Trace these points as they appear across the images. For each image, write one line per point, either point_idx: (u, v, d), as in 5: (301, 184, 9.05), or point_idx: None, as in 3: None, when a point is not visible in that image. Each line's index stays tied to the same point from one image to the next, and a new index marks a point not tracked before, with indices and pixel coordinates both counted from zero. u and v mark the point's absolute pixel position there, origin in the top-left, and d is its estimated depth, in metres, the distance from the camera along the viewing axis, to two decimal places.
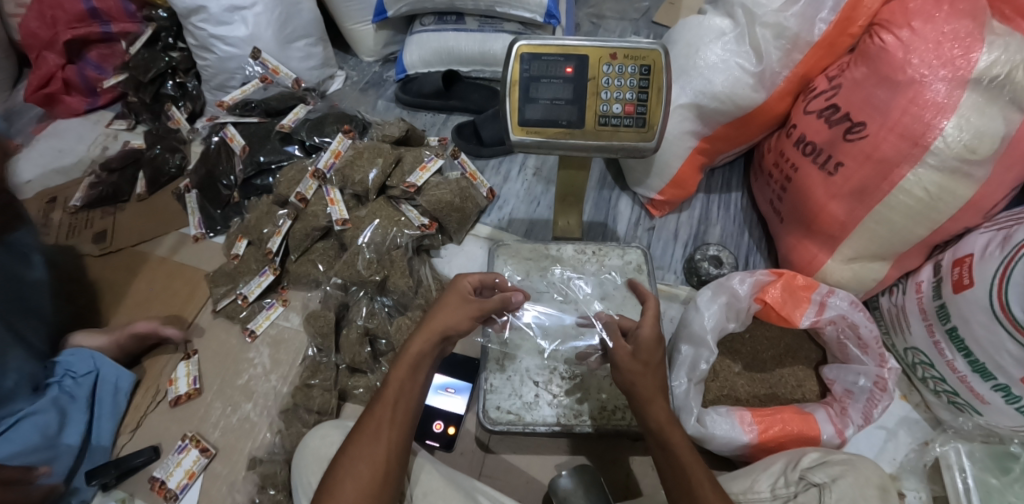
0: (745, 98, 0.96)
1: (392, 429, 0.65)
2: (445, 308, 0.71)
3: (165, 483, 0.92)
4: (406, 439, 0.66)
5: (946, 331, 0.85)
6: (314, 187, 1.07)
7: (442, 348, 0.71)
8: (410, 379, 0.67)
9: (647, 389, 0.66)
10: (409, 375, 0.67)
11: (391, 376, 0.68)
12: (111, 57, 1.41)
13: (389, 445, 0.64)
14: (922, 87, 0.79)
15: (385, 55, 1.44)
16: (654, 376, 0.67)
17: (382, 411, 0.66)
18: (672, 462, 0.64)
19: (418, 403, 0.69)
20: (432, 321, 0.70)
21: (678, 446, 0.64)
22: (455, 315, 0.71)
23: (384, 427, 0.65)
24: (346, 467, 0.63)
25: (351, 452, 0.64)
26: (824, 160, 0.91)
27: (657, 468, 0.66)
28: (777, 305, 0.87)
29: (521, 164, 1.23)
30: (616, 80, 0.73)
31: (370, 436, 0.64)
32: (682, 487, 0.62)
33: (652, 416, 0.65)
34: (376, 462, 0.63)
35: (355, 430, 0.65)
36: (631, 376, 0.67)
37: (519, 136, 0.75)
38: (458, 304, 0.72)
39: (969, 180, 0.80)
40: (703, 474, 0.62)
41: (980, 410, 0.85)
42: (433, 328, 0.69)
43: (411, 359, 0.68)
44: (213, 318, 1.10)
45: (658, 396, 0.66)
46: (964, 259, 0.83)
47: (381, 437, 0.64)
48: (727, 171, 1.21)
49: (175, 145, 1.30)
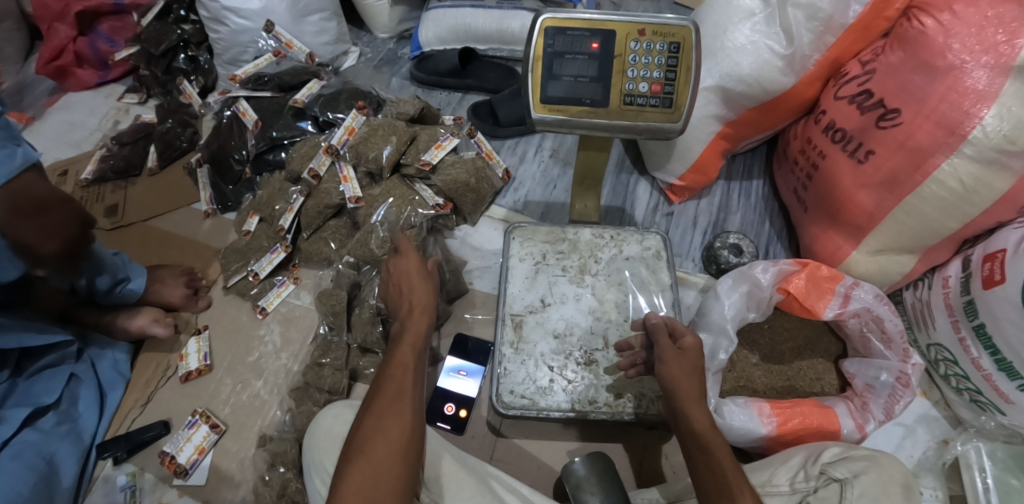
0: (773, 82, 0.93)
1: (411, 390, 0.68)
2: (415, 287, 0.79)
3: (175, 458, 0.92)
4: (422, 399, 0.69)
5: (973, 328, 0.83)
6: (327, 162, 1.06)
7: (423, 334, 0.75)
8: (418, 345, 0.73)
9: (686, 396, 0.66)
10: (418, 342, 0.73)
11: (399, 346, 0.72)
12: (122, 29, 1.39)
13: (412, 404, 0.67)
14: (962, 74, 0.75)
15: (400, 31, 1.41)
16: (694, 383, 0.67)
17: (401, 374, 0.69)
18: (709, 467, 0.62)
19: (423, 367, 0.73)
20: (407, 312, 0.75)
21: (718, 449, 0.62)
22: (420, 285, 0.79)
23: (405, 388, 0.68)
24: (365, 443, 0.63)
25: (377, 414, 0.65)
26: (855, 147, 0.88)
27: (690, 467, 0.64)
28: (800, 296, 0.85)
29: (538, 145, 1.21)
30: (645, 57, 0.71)
31: (393, 398, 0.66)
32: (720, 492, 0.59)
33: (692, 422, 0.64)
34: (394, 432, 0.63)
35: (376, 396, 0.67)
36: (673, 377, 0.67)
37: (542, 113, 0.72)
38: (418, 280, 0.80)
39: (1007, 172, 0.76)
40: (741, 480, 0.60)
41: (1003, 409, 0.83)
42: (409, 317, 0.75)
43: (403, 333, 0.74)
44: (224, 294, 1.09)
45: (697, 403, 0.65)
46: (996, 255, 0.80)
47: (403, 399, 0.67)
48: (748, 158, 1.18)
49: (188, 119, 1.29)
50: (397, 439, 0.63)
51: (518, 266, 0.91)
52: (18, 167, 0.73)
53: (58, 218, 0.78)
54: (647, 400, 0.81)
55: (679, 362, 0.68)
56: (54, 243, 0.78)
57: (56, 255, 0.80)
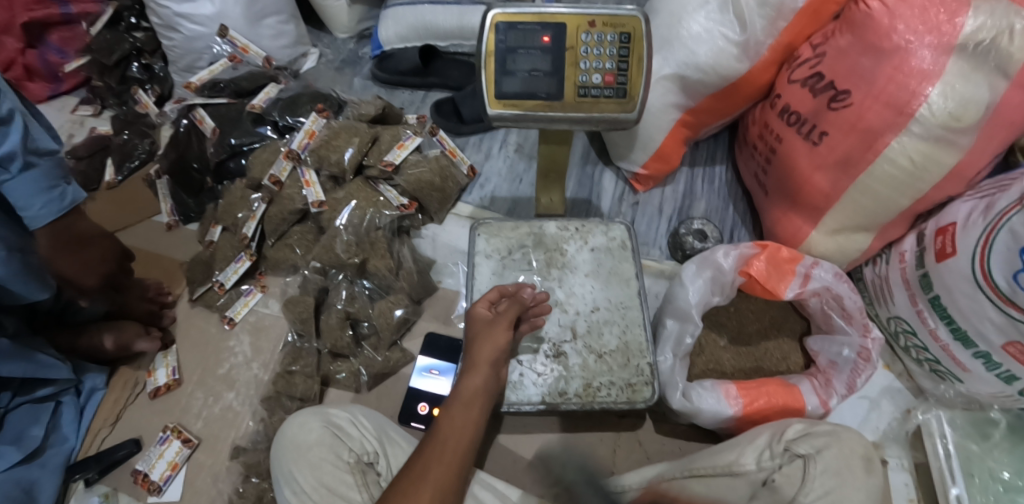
0: (729, 68, 0.94)
1: (440, 466, 0.67)
2: (484, 339, 0.76)
3: (148, 476, 0.90)
4: (454, 477, 0.68)
5: (929, 300, 0.85)
6: (288, 168, 1.04)
7: (497, 375, 0.76)
8: (466, 415, 0.72)
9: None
10: (464, 412, 0.72)
11: (446, 416, 0.72)
12: (73, 39, 1.35)
13: (436, 482, 0.66)
14: (908, 54, 0.77)
15: (360, 31, 1.39)
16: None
17: (433, 449, 0.69)
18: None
19: (472, 442, 0.72)
20: (480, 355, 0.75)
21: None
22: (494, 339, 0.76)
23: (433, 464, 0.67)
24: (408, 486, 0.65)
25: (401, 488, 0.65)
26: (809, 130, 0.90)
27: None
28: (761, 278, 0.87)
29: (502, 140, 1.20)
30: (596, 49, 0.71)
31: (418, 474, 0.66)
32: None
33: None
34: (439, 481, 0.66)
35: (405, 469, 0.67)
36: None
37: (497, 109, 0.72)
38: (490, 332, 0.77)
39: (954, 148, 0.79)
40: None
41: (961, 378, 0.86)
42: (482, 360, 0.75)
43: (456, 393, 0.74)
44: (191, 306, 1.08)
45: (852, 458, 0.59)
46: (947, 229, 0.83)
47: (428, 475, 0.66)
48: (712, 144, 1.19)
49: (144, 130, 1.25)
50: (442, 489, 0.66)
51: (484, 264, 0.90)
52: (66, 206, 0.80)
53: (96, 255, 0.87)
54: (616, 388, 0.80)
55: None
56: (95, 277, 0.89)
57: (94, 287, 0.91)
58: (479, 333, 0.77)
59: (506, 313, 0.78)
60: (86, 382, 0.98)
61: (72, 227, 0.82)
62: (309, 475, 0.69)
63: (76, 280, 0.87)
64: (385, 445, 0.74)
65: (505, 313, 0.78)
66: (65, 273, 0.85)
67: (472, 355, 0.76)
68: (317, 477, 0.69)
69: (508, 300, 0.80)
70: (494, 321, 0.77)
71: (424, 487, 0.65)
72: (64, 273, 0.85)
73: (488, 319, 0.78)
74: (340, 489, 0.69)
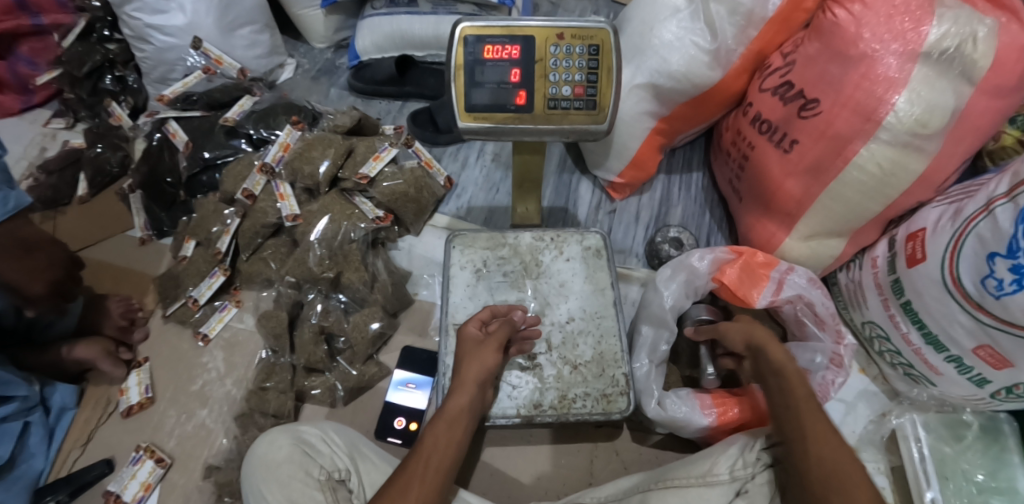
0: (701, 77, 0.95)
1: (422, 486, 0.66)
2: (472, 358, 0.76)
3: (121, 496, 0.89)
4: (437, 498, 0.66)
5: (901, 305, 0.86)
6: (261, 183, 1.03)
7: (482, 396, 0.76)
8: (449, 434, 0.71)
9: (768, 347, 0.77)
10: (448, 430, 0.71)
11: (429, 434, 0.71)
12: (44, 50, 1.31)
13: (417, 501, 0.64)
14: (874, 62, 0.78)
15: (337, 41, 1.39)
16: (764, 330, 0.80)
17: (416, 467, 0.67)
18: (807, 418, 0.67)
19: (454, 462, 0.71)
20: (466, 374, 0.75)
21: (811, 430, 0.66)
22: (483, 359, 0.76)
23: (416, 483, 0.66)
24: None
25: None
26: (780, 138, 0.91)
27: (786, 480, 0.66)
28: (733, 285, 0.88)
29: (479, 150, 1.20)
30: (565, 61, 0.71)
31: (400, 491, 0.64)
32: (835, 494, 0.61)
33: (774, 361, 0.75)
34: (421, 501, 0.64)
35: (387, 486, 0.65)
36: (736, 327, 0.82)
37: (467, 122, 0.72)
38: (479, 351, 0.77)
39: (921, 154, 0.80)
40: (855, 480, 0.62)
41: (934, 382, 0.87)
42: (468, 379, 0.74)
43: (443, 410, 0.73)
44: (164, 323, 1.06)
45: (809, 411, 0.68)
46: (917, 234, 0.84)
47: (409, 493, 0.64)
48: (687, 151, 1.20)
49: (118, 143, 1.22)
50: None
51: (459, 275, 0.90)
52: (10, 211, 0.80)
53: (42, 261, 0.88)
54: (591, 399, 0.80)
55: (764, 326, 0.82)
56: (42, 285, 0.88)
57: (43, 296, 0.90)
58: (467, 353, 0.77)
59: (497, 334, 0.78)
60: (58, 401, 0.96)
61: (16, 233, 0.82)
62: (279, 493, 0.68)
63: (23, 288, 0.87)
64: (357, 460, 0.74)
65: (495, 334, 0.78)
66: (14, 282, 0.85)
67: (459, 373, 0.75)
68: (286, 495, 0.68)
69: (499, 321, 0.80)
70: (483, 342, 0.77)
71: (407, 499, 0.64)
72: (10, 281, 0.84)
73: (478, 339, 0.78)
74: None
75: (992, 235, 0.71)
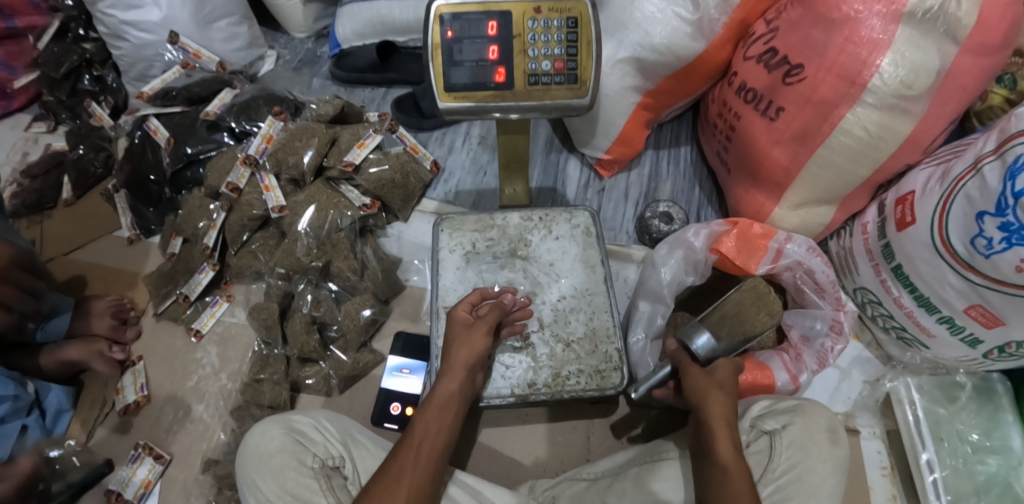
0: (685, 48, 0.93)
1: (415, 473, 0.66)
2: (462, 343, 0.75)
3: (121, 495, 0.89)
4: (430, 486, 0.66)
5: (892, 269, 0.86)
6: (246, 175, 1.02)
7: (472, 381, 0.75)
8: (440, 420, 0.71)
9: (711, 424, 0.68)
10: (438, 416, 0.71)
11: (421, 418, 0.71)
12: (20, 54, 1.28)
13: (410, 489, 0.64)
14: (858, 24, 0.77)
15: (317, 30, 1.37)
16: (723, 404, 0.69)
17: (408, 453, 0.67)
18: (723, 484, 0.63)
19: (447, 447, 0.71)
20: (455, 359, 0.74)
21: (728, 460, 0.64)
22: (471, 344, 0.75)
23: (408, 468, 0.66)
24: (382, 492, 0.64)
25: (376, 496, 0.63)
26: (766, 106, 0.90)
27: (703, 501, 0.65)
28: (731, 256, 0.89)
29: (465, 133, 1.19)
30: (543, 36, 0.70)
31: (393, 478, 0.65)
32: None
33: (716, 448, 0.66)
34: (414, 487, 0.65)
35: (380, 474, 0.66)
36: (699, 387, 0.71)
37: (448, 103, 0.71)
38: (467, 336, 0.76)
39: (908, 116, 0.79)
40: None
41: (927, 344, 0.88)
42: (458, 364, 0.74)
43: (433, 397, 0.73)
44: (156, 321, 1.06)
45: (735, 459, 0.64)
46: (907, 197, 0.83)
47: (403, 481, 0.65)
48: (675, 126, 1.19)
49: (100, 143, 1.20)
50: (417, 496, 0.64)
51: (448, 258, 0.89)
52: None
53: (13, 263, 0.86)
54: (585, 376, 0.80)
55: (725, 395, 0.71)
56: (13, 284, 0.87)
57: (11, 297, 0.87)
58: (458, 337, 0.76)
59: (485, 319, 0.77)
60: (54, 403, 0.94)
61: None
62: (273, 484, 0.68)
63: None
64: (350, 447, 0.73)
65: (485, 318, 0.77)
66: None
67: (448, 358, 0.75)
68: (280, 485, 0.68)
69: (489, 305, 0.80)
70: (473, 325, 0.77)
71: (400, 486, 0.64)
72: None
73: (467, 323, 0.77)
74: (304, 495, 0.68)
75: (981, 195, 0.71)
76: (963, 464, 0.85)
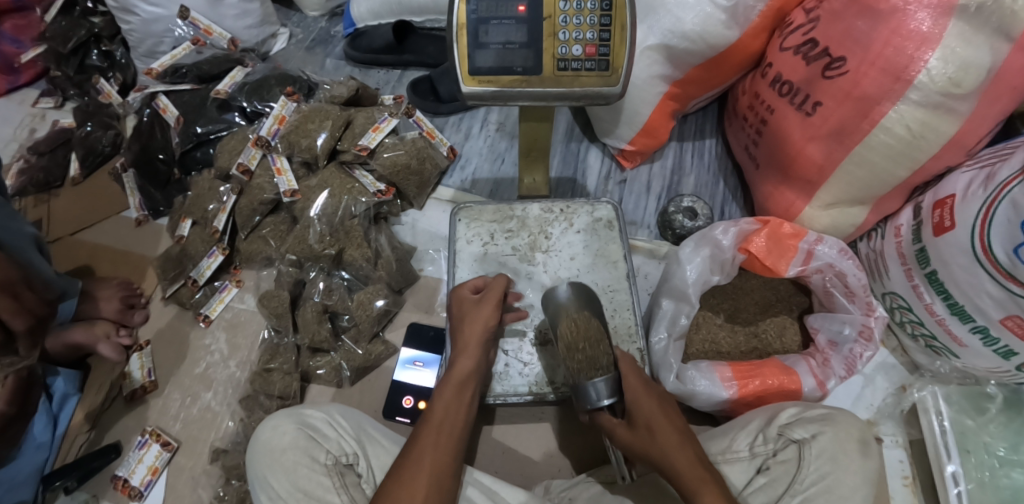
0: (717, 36, 0.89)
1: (437, 450, 0.64)
2: (473, 319, 0.73)
3: (128, 481, 0.87)
4: (452, 464, 0.64)
5: (926, 275, 0.82)
6: (257, 156, 0.99)
7: (486, 356, 0.74)
8: (457, 397, 0.69)
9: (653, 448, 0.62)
10: (456, 394, 0.69)
11: (438, 397, 0.69)
12: (27, 27, 1.27)
13: (433, 466, 0.62)
14: (906, 16, 0.72)
15: (331, 9, 1.33)
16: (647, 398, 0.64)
17: (429, 432, 0.65)
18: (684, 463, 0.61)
19: (467, 424, 0.69)
20: (468, 337, 0.72)
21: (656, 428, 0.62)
22: (482, 321, 0.73)
23: (430, 447, 0.64)
24: (405, 469, 0.62)
25: (400, 477, 0.61)
26: (802, 100, 0.86)
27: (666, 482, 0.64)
28: (761, 255, 0.86)
29: (483, 119, 1.16)
30: (575, 19, 0.66)
31: (414, 458, 0.63)
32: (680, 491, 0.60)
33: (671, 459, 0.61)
34: (436, 464, 0.63)
35: (401, 455, 0.63)
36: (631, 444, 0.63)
37: (471, 86, 0.67)
38: (478, 313, 0.74)
39: (953, 115, 0.75)
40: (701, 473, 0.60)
41: (957, 353, 0.84)
42: (472, 341, 0.72)
43: (449, 372, 0.71)
44: (163, 305, 1.04)
45: (678, 446, 0.61)
46: (946, 201, 0.79)
47: (425, 458, 0.63)
48: (700, 117, 1.15)
49: (108, 121, 1.17)
50: (441, 472, 0.62)
51: (465, 249, 0.87)
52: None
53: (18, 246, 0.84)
54: None
55: (655, 406, 0.64)
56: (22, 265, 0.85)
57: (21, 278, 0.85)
58: (467, 315, 0.74)
59: (493, 293, 0.75)
60: (59, 389, 0.92)
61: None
62: (285, 481, 0.66)
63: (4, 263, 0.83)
64: (366, 445, 0.71)
65: (491, 291, 0.76)
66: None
67: (461, 337, 0.73)
68: (292, 482, 0.66)
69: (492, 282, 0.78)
70: (483, 301, 0.75)
71: (422, 465, 0.62)
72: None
73: (475, 301, 0.75)
74: (317, 493, 0.66)
75: None
76: (990, 478, 0.82)
